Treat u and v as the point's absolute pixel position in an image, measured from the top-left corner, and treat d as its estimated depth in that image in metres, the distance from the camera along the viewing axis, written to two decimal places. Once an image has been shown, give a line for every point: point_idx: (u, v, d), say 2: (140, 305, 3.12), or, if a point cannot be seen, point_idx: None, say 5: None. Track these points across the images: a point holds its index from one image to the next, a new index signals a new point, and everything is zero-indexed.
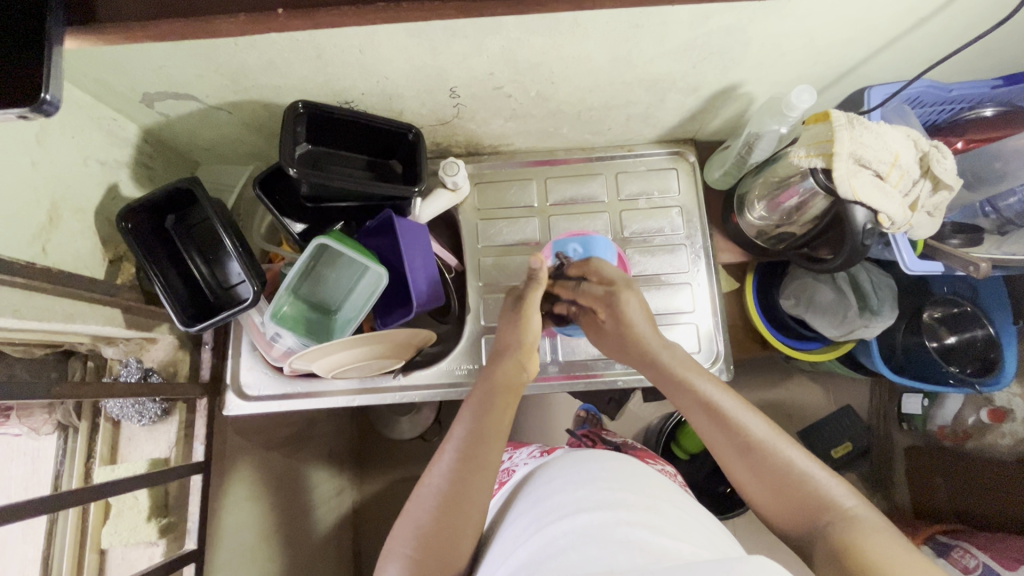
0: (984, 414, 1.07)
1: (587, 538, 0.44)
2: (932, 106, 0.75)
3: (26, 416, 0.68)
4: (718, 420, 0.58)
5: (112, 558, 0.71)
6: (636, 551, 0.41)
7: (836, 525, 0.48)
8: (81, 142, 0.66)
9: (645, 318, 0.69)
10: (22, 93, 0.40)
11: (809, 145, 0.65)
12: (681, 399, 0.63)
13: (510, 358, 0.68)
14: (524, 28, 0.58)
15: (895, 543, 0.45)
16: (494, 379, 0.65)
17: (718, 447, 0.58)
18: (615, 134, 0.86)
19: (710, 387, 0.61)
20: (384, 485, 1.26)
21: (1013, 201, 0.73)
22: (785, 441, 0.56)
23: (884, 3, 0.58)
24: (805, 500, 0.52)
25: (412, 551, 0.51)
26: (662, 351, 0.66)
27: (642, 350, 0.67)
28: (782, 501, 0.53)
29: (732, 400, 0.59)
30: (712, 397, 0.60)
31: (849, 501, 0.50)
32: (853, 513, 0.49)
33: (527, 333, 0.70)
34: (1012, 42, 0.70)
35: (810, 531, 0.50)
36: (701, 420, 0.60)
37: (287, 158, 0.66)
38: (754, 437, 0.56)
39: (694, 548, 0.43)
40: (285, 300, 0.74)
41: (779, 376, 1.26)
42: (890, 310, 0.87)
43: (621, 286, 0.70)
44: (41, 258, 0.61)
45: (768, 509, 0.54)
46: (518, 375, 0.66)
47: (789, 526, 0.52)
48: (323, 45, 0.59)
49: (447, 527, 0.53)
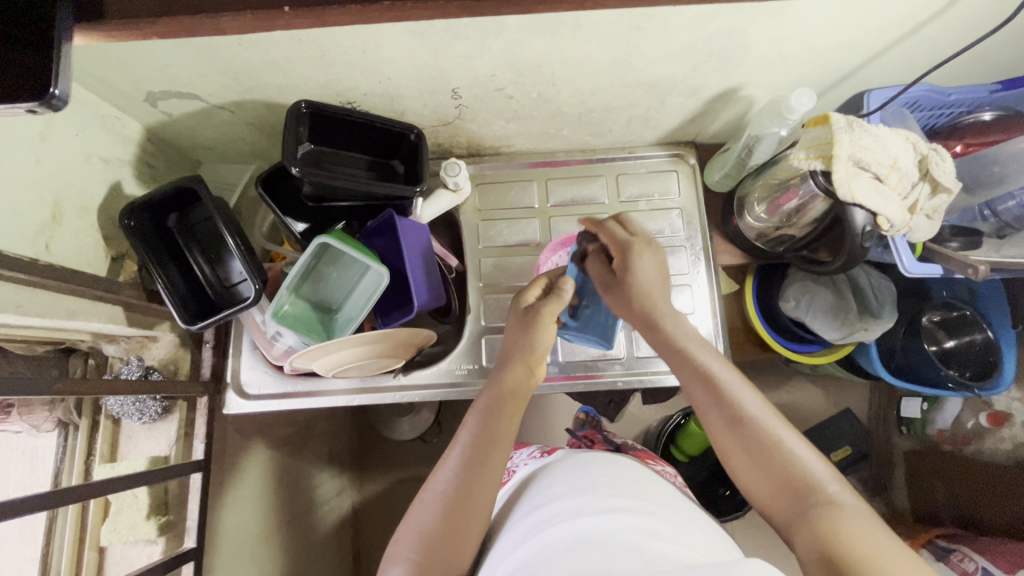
0: (982, 418, 1.06)
1: (586, 542, 0.44)
2: (930, 110, 0.76)
3: (27, 414, 0.68)
4: (716, 393, 0.57)
5: (112, 555, 0.71)
6: (634, 555, 0.41)
7: (820, 508, 0.48)
8: (85, 140, 0.66)
9: (658, 276, 0.64)
10: (31, 87, 0.40)
11: (809, 148, 0.65)
12: (678, 369, 0.61)
13: (520, 362, 0.64)
14: (525, 29, 0.58)
15: (876, 532, 0.45)
16: (502, 384, 0.62)
17: (709, 420, 0.57)
18: (615, 136, 0.86)
19: (711, 360, 0.59)
20: (383, 486, 1.26)
21: (1012, 205, 0.73)
22: (778, 421, 0.55)
23: (883, 7, 0.58)
24: (791, 479, 0.52)
25: (417, 554, 0.51)
26: (667, 319, 0.63)
27: (649, 318, 0.63)
28: (767, 479, 0.53)
29: (731, 374, 0.58)
30: (714, 370, 0.58)
31: (833, 487, 0.50)
32: (836, 498, 0.49)
33: (539, 342, 0.65)
34: (1010, 46, 0.70)
35: (791, 511, 0.50)
36: (697, 392, 0.59)
37: (290, 158, 0.67)
38: (747, 414, 0.55)
39: (693, 552, 0.43)
40: (286, 300, 0.75)
41: (779, 379, 1.27)
42: (890, 312, 0.88)
43: (640, 241, 0.65)
44: (44, 255, 0.61)
45: (750, 483, 0.54)
46: (525, 378, 0.63)
47: (769, 501, 0.53)
48: (327, 45, 0.59)
49: (454, 532, 0.52)
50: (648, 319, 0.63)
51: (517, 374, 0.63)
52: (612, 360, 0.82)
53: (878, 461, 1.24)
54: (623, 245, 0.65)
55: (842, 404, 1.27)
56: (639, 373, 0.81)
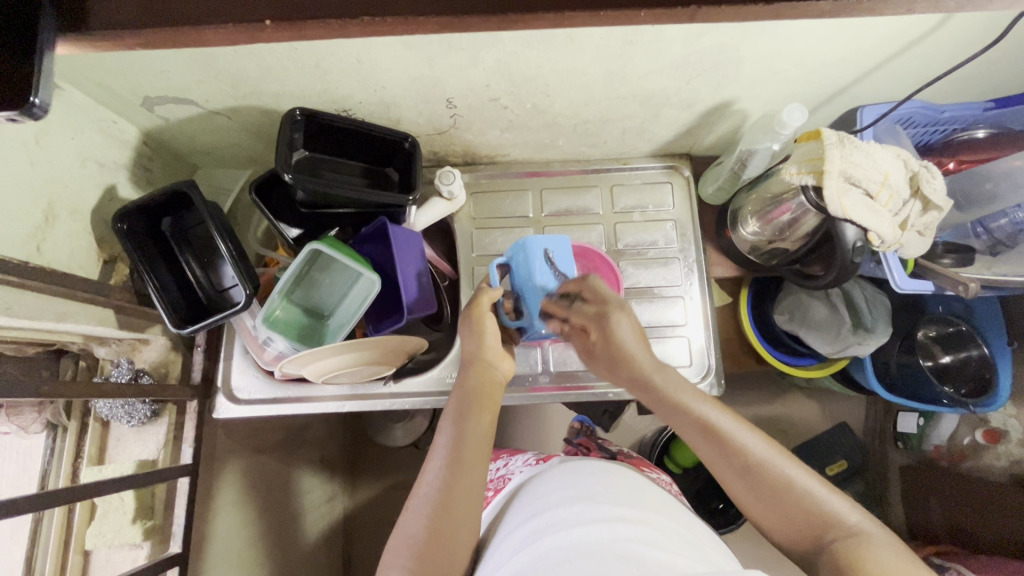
0: (978, 435, 1.03)
1: (584, 551, 0.43)
2: (923, 127, 0.76)
3: (15, 414, 0.67)
4: (717, 441, 0.56)
5: (97, 559, 0.71)
6: (632, 565, 0.41)
7: (844, 541, 0.48)
8: (80, 143, 0.67)
9: (640, 339, 0.63)
10: (7, 95, 0.38)
11: (801, 162, 0.66)
12: (680, 424, 0.59)
13: (477, 365, 0.66)
14: (520, 42, 0.59)
15: (901, 559, 0.45)
16: (466, 385, 0.64)
17: (717, 466, 0.56)
18: (611, 147, 0.86)
19: (708, 410, 0.58)
20: (374, 493, 1.26)
21: (1005, 222, 0.71)
22: (786, 459, 0.54)
23: (872, 27, 0.59)
24: (809, 515, 0.51)
25: (410, 563, 0.49)
26: (657, 376, 0.61)
27: (637, 376, 0.62)
28: (784, 519, 0.52)
29: (729, 421, 0.57)
30: (711, 418, 0.57)
31: (852, 517, 0.50)
32: (861, 528, 0.49)
33: (488, 338, 0.67)
34: (1005, 65, 0.70)
35: (813, 547, 0.50)
36: (698, 441, 0.58)
37: (283, 164, 0.67)
38: (752, 455, 0.54)
39: (690, 562, 0.43)
40: (278, 304, 0.75)
41: (775, 391, 1.27)
42: (883, 328, 0.87)
43: (615, 307, 0.63)
44: (36, 257, 0.61)
45: (773, 528, 0.53)
46: (490, 377, 0.66)
47: (794, 543, 0.52)
48: (322, 55, 0.60)
49: (443, 535, 0.52)
50: (641, 383, 0.62)
51: (480, 366, 0.66)
52: None
53: (873, 476, 1.23)
54: (599, 316, 0.63)
55: (837, 418, 1.27)
56: None
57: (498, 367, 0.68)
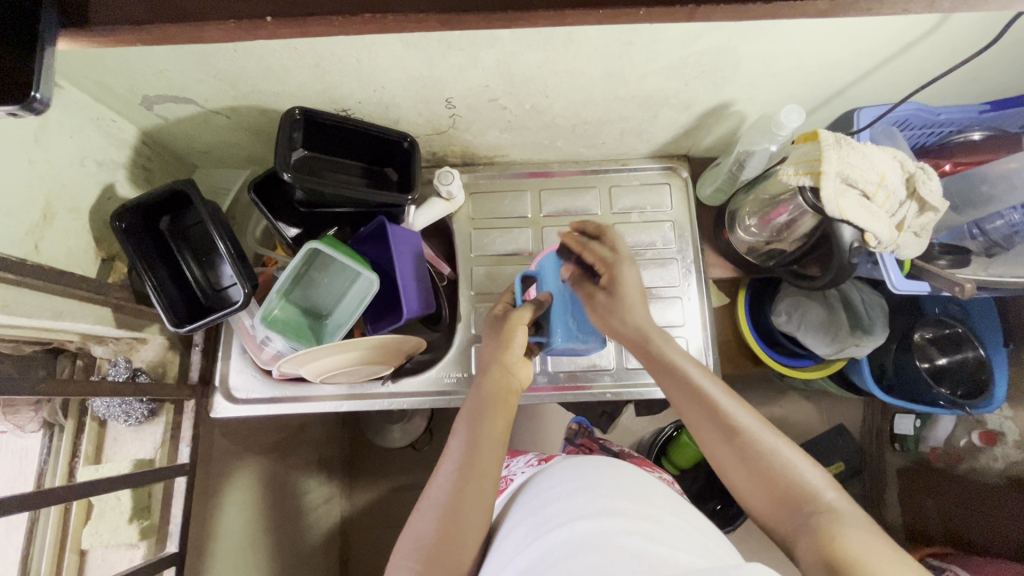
0: (974, 436, 1.04)
1: (587, 546, 0.43)
2: (920, 129, 0.77)
3: (11, 413, 0.67)
4: (705, 407, 0.57)
5: (94, 558, 0.71)
6: (635, 560, 0.40)
7: (820, 516, 0.48)
8: (79, 141, 0.67)
9: (643, 295, 0.66)
10: (7, 91, 0.38)
11: (798, 163, 0.66)
12: (671, 388, 0.60)
13: (496, 367, 0.66)
14: (519, 42, 0.59)
15: (874, 539, 0.44)
16: (483, 388, 0.64)
17: (702, 434, 0.57)
18: (609, 148, 0.87)
19: (699, 374, 0.59)
20: (371, 495, 1.25)
21: (1000, 224, 0.72)
22: (770, 432, 0.54)
23: (869, 29, 0.59)
24: (787, 491, 0.51)
25: (417, 564, 0.50)
26: (655, 338, 0.63)
27: (640, 338, 0.64)
28: (762, 493, 0.52)
29: (719, 389, 0.58)
30: (702, 384, 0.58)
31: (829, 494, 0.50)
32: (834, 506, 0.49)
33: (512, 344, 0.67)
34: (1000, 68, 0.71)
35: (788, 522, 0.50)
36: (687, 408, 0.58)
37: (282, 163, 0.67)
38: (739, 425, 0.55)
39: (694, 558, 0.43)
40: (276, 303, 0.75)
41: (772, 393, 1.27)
42: (881, 328, 0.88)
43: (624, 258, 0.67)
44: (34, 255, 0.61)
45: (752, 501, 0.53)
46: (507, 381, 0.65)
47: (771, 518, 0.52)
48: (321, 54, 0.60)
49: (453, 536, 0.52)
50: (638, 343, 0.64)
51: (495, 376, 0.66)
52: (602, 371, 0.82)
53: (870, 477, 1.24)
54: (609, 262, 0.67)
55: (834, 420, 1.27)
56: (629, 386, 0.82)
57: (515, 375, 0.67)
